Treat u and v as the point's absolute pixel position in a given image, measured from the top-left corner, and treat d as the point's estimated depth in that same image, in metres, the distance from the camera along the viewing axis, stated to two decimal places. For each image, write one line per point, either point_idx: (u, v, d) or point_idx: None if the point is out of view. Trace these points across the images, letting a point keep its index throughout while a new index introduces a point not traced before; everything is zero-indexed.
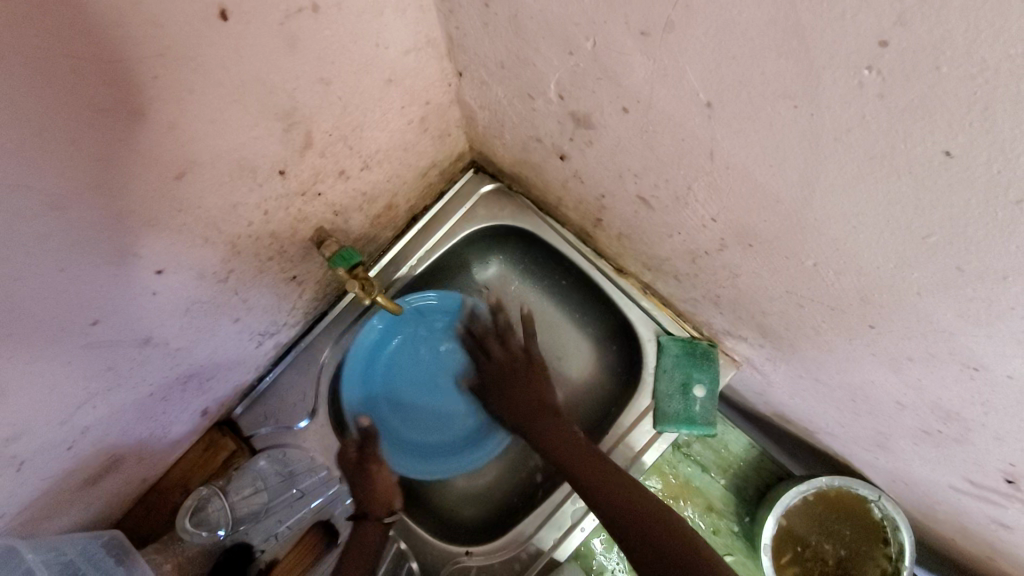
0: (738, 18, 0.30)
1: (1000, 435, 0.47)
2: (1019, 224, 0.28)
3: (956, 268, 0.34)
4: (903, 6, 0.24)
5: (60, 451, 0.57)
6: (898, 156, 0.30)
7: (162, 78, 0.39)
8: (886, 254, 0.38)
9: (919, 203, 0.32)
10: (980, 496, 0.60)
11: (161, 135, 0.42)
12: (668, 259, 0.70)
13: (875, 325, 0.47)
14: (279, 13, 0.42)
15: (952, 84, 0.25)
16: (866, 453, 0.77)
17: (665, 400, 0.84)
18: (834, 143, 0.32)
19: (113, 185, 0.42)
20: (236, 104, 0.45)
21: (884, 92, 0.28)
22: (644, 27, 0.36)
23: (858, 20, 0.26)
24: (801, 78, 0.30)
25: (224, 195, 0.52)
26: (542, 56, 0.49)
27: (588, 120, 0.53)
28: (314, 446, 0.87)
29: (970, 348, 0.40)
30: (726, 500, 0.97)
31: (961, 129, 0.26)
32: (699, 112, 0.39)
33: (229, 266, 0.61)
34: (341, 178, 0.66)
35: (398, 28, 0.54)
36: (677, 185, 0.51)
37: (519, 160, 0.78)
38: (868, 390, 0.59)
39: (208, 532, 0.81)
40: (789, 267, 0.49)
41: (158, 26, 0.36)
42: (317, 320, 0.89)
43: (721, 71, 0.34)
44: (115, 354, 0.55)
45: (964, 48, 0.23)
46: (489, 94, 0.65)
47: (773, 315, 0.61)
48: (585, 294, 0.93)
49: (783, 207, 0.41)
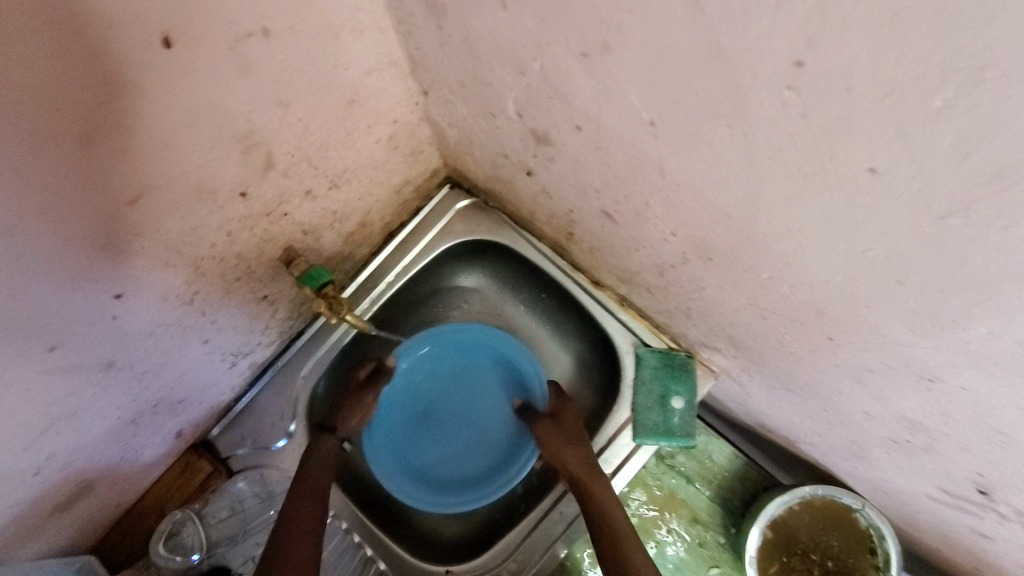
0: (666, 40, 0.30)
1: (965, 446, 0.47)
2: (949, 239, 0.28)
3: (898, 282, 0.34)
4: (812, 27, 0.24)
5: (24, 478, 0.56)
6: (829, 173, 0.30)
7: (109, 106, 0.39)
8: (833, 268, 0.38)
9: (854, 219, 0.32)
10: (955, 505, 0.60)
11: (111, 162, 0.42)
12: (639, 272, 0.70)
13: (834, 337, 0.47)
14: (227, 38, 0.42)
15: (867, 102, 0.25)
16: (845, 462, 0.77)
17: (643, 413, 0.84)
18: (769, 160, 0.33)
19: (65, 214, 0.41)
20: (189, 128, 0.45)
21: (806, 111, 0.28)
22: (584, 48, 0.36)
23: (772, 43, 0.26)
24: (730, 98, 0.30)
25: (183, 218, 0.52)
26: (497, 75, 0.49)
27: (547, 137, 0.53)
28: (291, 466, 0.85)
29: (923, 360, 0.40)
30: (711, 512, 0.96)
31: (881, 146, 0.26)
32: (644, 130, 0.39)
33: (194, 288, 0.60)
34: (309, 198, 0.66)
35: (357, 50, 0.54)
36: (636, 201, 0.51)
37: (491, 176, 0.79)
38: (838, 401, 0.58)
39: (182, 557, 0.79)
40: (748, 280, 0.49)
41: (100, 57, 0.36)
42: (293, 339, 0.88)
43: (658, 90, 0.34)
44: (77, 379, 0.54)
45: (872, 69, 0.24)
46: (455, 112, 0.66)
47: (741, 327, 0.61)
48: (563, 307, 0.92)
49: (733, 221, 0.41)
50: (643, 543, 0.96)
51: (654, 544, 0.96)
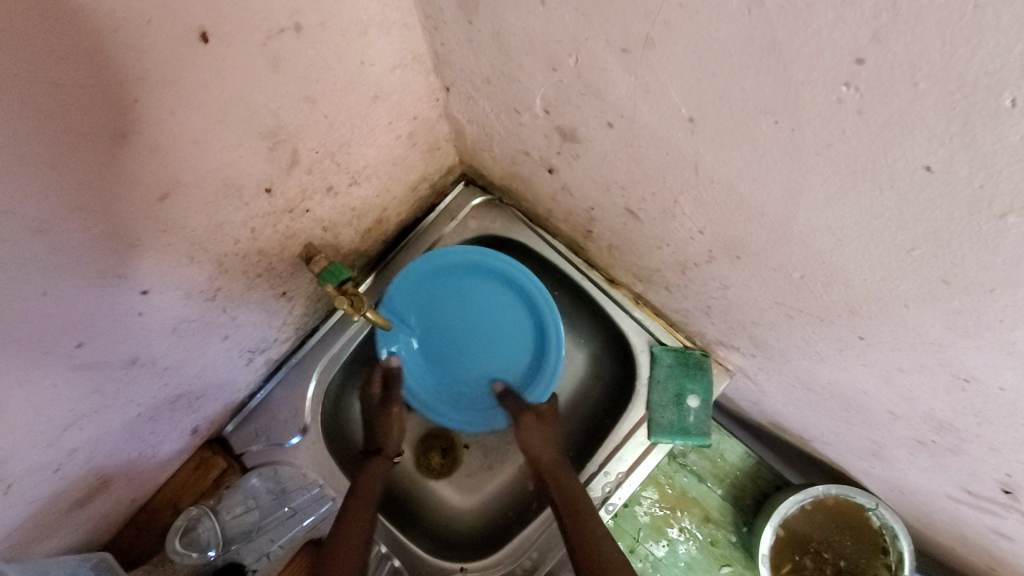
0: (716, 36, 0.30)
1: (994, 445, 0.47)
2: (1003, 239, 0.28)
3: (943, 280, 0.34)
4: (878, 22, 0.23)
5: (46, 474, 0.56)
6: (880, 170, 0.30)
7: (143, 100, 0.38)
8: (873, 267, 0.37)
9: (902, 217, 0.32)
10: (977, 506, 0.59)
11: (143, 157, 0.42)
12: (659, 270, 0.69)
13: (865, 337, 0.46)
14: (260, 33, 0.42)
15: (930, 100, 0.25)
16: (862, 462, 0.77)
17: (659, 411, 0.84)
18: (816, 157, 0.32)
19: (96, 209, 0.41)
20: (219, 124, 0.45)
21: (862, 108, 0.28)
22: (625, 44, 0.36)
23: (832, 39, 0.26)
24: (780, 94, 0.30)
25: (210, 214, 0.52)
26: (527, 71, 0.49)
27: (574, 134, 0.53)
28: (306, 462, 0.86)
29: (960, 360, 0.40)
30: (723, 510, 0.96)
31: (940, 145, 0.26)
32: (682, 127, 0.39)
33: (216, 284, 0.60)
34: (330, 194, 0.66)
35: (383, 46, 0.54)
36: (664, 199, 0.51)
37: (509, 173, 0.78)
38: (862, 400, 0.58)
39: (198, 553, 0.79)
40: (777, 278, 0.49)
41: (136, 50, 0.35)
42: (308, 336, 0.88)
43: (702, 86, 0.34)
44: (101, 375, 0.54)
45: (940, 66, 0.23)
46: (477, 108, 0.65)
47: (763, 326, 0.61)
48: (578, 305, 0.93)
49: (768, 219, 0.41)
50: (655, 542, 0.96)
51: (666, 543, 0.96)
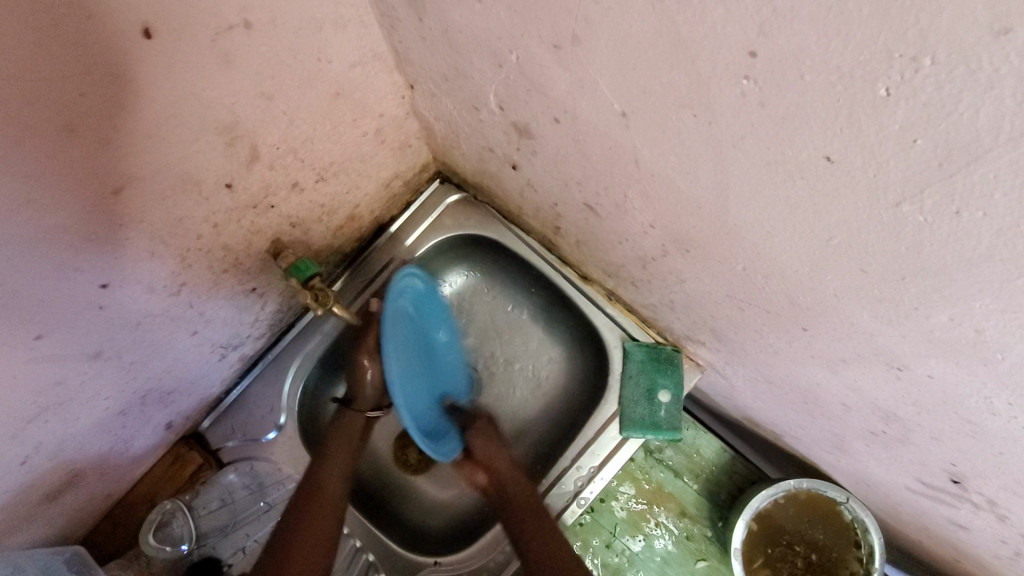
0: (630, 32, 0.31)
1: (936, 434, 0.48)
2: (905, 227, 0.29)
3: (862, 270, 0.35)
4: (763, 16, 0.24)
5: (13, 466, 0.57)
6: (791, 161, 0.31)
7: (90, 95, 0.39)
8: (802, 258, 0.38)
9: (817, 208, 0.33)
10: (932, 496, 0.60)
11: (93, 151, 0.42)
12: (623, 266, 0.70)
13: (808, 328, 0.47)
14: (208, 30, 0.43)
15: (819, 92, 0.26)
16: (828, 455, 0.77)
17: (630, 406, 0.84)
18: (734, 150, 0.33)
19: (48, 202, 0.42)
20: (171, 120, 0.46)
21: (764, 101, 0.28)
22: (555, 40, 0.37)
23: (727, 34, 0.26)
24: (693, 88, 0.31)
25: (168, 209, 0.53)
26: (477, 68, 0.50)
27: (528, 130, 0.54)
28: (283, 457, 0.86)
29: (891, 349, 0.41)
30: (698, 505, 0.97)
31: (835, 136, 0.27)
32: (618, 121, 0.40)
33: (181, 279, 0.61)
34: (296, 191, 0.67)
35: (340, 43, 0.55)
36: (615, 193, 0.52)
37: (479, 170, 0.79)
38: (817, 393, 0.59)
39: (171, 547, 0.80)
40: (724, 271, 0.49)
41: (79, 46, 0.36)
42: (284, 332, 0.89)
43: (627, 82, 0.35)
44: (64, 368, 0.55)
45: (820, 58, 0.24)
46: (441, 106, 0.66)
47: (722, 320, 0.61)
48: (552, 301, 0.93)
49: (706, 212, 0.42)
50: (631, 536, 0.96)
51: (643, 538, 0.96)
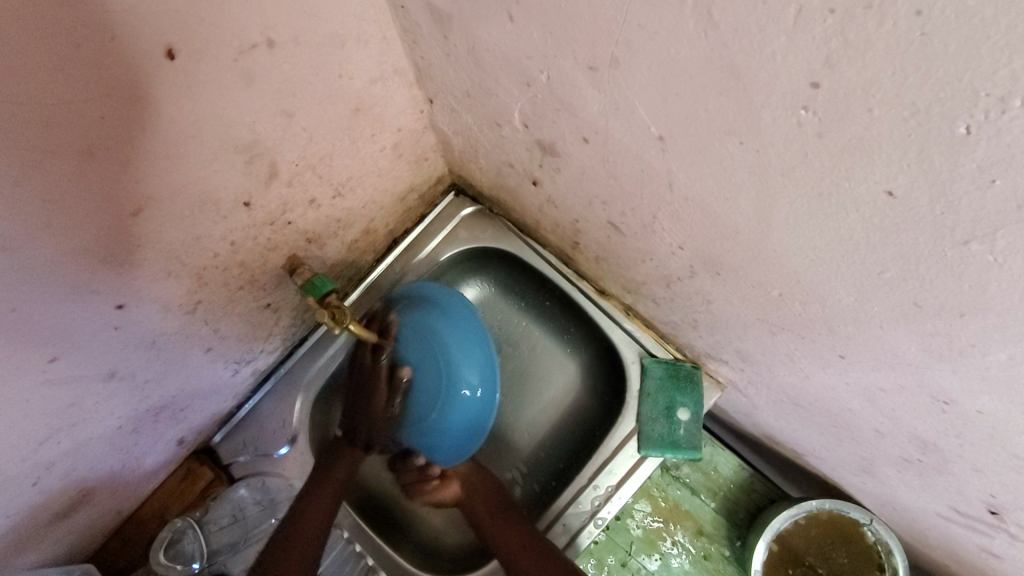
0: (677, 57, 0.30)
1: (978, 467, 0.46)
2: (969, 264, 0.28)
3: (914, 304, 0.33)
4: (830, 47, 0.23)
5: (23, 487, 0.56)
6: (846, 194, 0.30)
7: (111, 117, 0.38)
8: (847, 288, 0.37)
9: (870, 240, 0.31)
10: (966, 525, 0.58)
11: (113, 173, 0.41)
12: (645, 283, 0.69)
13: (845, 355, 0.46)
14: (231, 49, 0.42)
15: (887, 125, 0.24)
16: (854, 477, 0.75)
17: (648, 424, 0.82)
18: (783, 179, 0.32)
19: (66, 225, 0.41)
20: (193, 139, 0.45)
21: (823, 133, 0.27)
22: (592, 62, 0.35)
23: (788, 63, 0.25)
24: (742, 116, 0.30)
25: (186, 229, 0.52)
26: (503, 86, 0.48)
27: (554, 148, 0.52)
28: (294, 474, 0.84)
29: (938, 382, 0.39)
30: (716, 524, 0.95)
31: (901, 170, 0.26)
32: (653, 144, 0.39)
33: (196, 297, 0.60)
34: (312, 207, 0.65)
35: (362, 59, 0.54)
36: (643, 214, 0.50)
37: (496, 184, 0.78)
38: (849, 417, 0.57)
39: (182, 565, 0.79)
40: (757, 295, 0.48)
41: (102, 68, 0.35)
42: (297, 346, 0.88)
43: (668, 106, 0.34)
44: (77, 389, 0.54)
45: (893, 92, 0.23)
46: (461, 121, 0.65)
47: (749, 341, 0.60)
48: (568, 316, 0.92)
49: (744, 238, 0.41)
50: (647, 555, 0.95)
51: (658, 556, 0.94)
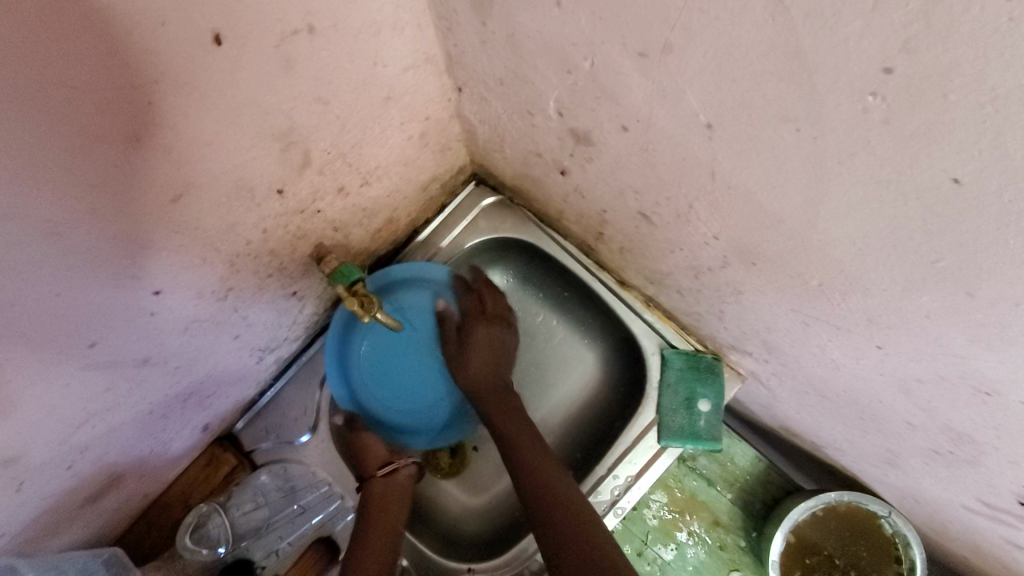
0: (739, 42, 0.29)
1: (1014, 458, 0.46)
2: None
3: (966, 293, 0.33)
4: (909, 32, 0.23)
5: (58, 471, 0.57)
6: (906, 182, 0.29)
7: (158, 102, 0.38)
8: (894, 277, 0.37)
9: (927, 229, 0.31)
10: (993, 516, 0.58)
11: (156, 160, 0.42)
12: (671, 273, 0.69)
13: (883, 347, 0.46)
14: (274, 34, 0.42)
15: (958, 114, 0.24)
16: (876, 470, 0.75)
17: (669, 415, 0.82)
18: (839, 167, 0.32)
19: (110, 210, 0.41)
20: (233, 125, 0.45)
21: (889, 119, 0.27)
22: (642, 48, 0.35)
23: (862, 49, 0.25)
24: (802, 102, 0.30)
25: (222, 215, 0.52)
26: (541, 74, 0.48)
27: (588, 137, 0.52)
28: (316, 460, 0.86)
29: (981, 372, 0.39)
30: (732, 514, 0.95)
31: (969, 157, 0.26)
32: (700, 132, 0.38)
33: (227, 284, 0.60)
34: (341, 195, 0.66)
35: (397, 47, 0.54)
36: (678, 204, 0.50)
37: (520, 174, 0.78)
38: (878, 409, 0.57)
39: (207, 550, 0.80)
40: (794, 286, 0.48)
41: (152, 54, 0.35)
42: (318, 335, 0.88)
43: (721, 92, 0.34)
44: (113, 374, 0.54)
45: (972, 77, 0.23)
46: (490, 109, 0.65)
47: (778, 332, 0.60)
48: (587, 306, 0.91)
49: (786, 227, 0.40)
50: (663, 545, 0.95)
51: (674, 546, 0.95)
